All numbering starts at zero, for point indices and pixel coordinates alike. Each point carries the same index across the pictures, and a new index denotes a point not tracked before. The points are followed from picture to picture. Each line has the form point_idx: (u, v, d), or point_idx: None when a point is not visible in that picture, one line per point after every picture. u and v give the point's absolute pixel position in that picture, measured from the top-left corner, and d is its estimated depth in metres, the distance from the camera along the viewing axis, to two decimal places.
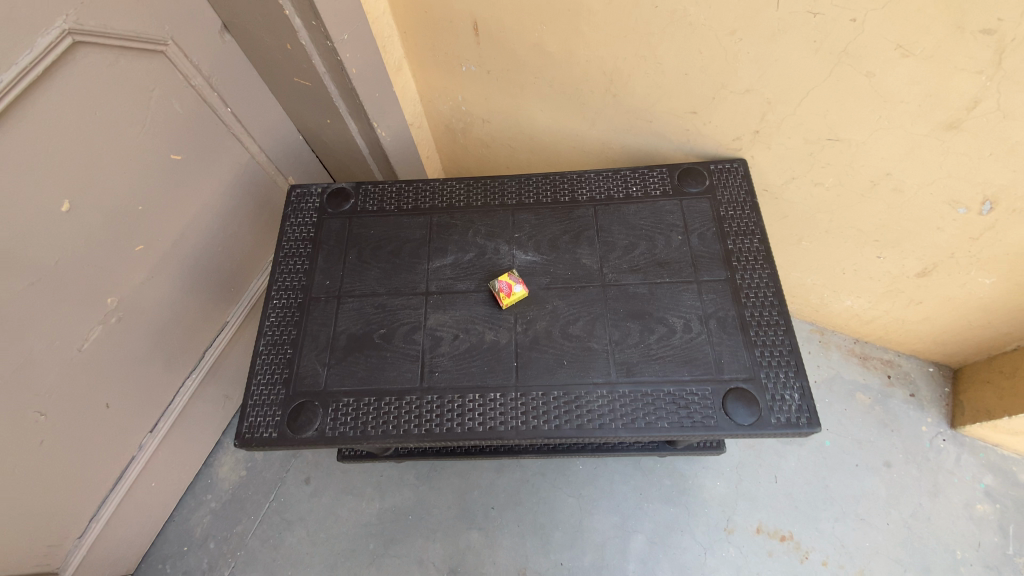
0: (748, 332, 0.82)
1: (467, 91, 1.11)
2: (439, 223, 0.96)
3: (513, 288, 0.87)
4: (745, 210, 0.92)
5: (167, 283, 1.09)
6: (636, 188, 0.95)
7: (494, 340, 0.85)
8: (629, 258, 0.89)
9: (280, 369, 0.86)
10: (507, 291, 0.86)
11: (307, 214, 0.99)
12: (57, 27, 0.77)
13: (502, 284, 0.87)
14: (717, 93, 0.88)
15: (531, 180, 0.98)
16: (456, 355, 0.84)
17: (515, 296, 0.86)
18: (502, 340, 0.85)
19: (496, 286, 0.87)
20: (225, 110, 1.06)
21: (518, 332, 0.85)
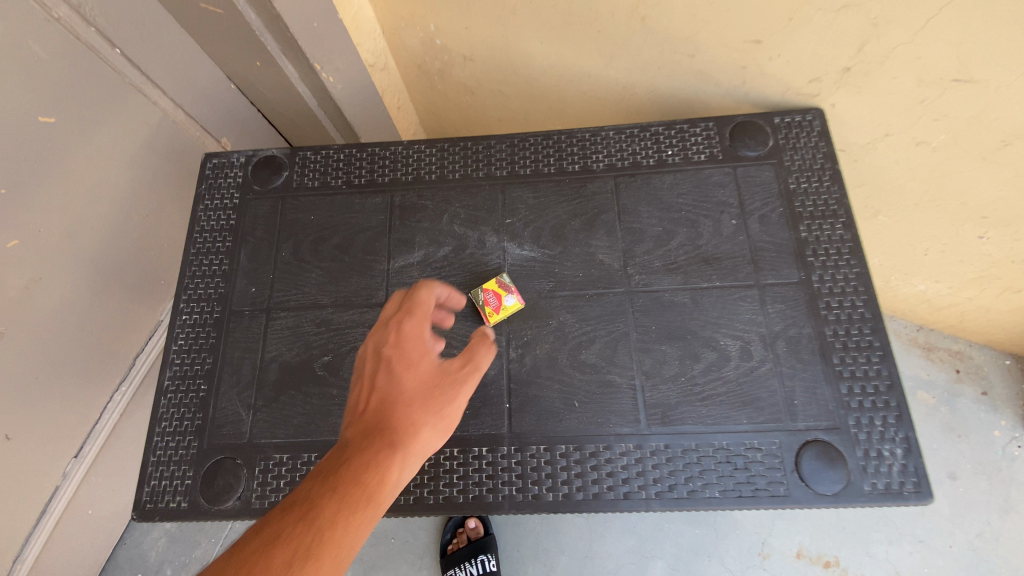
0: (830, 359, 0.59)
1: (440, 17, 0.81)
2: (402, 204, 0.71)
3: (504, 302, 0.63)
4: (823, 181, 0.67)
5: (66, 282, 0.84)
6: (673, 151, 0.69)
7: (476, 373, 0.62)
8: (663, 251, 0.65)
9: (190, 413, 0.63)
10: (495, 306, 0.63)
11: (227, 195, 0.73)
12: None
13: (488, 296, 0.63)
14: (795, 12, 0.61)
15: (526, 141, 0.71)
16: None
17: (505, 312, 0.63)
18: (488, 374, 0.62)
19: (479, 297, 0.63)
20: (111, 53, 0.80)
21: (511, 360, 0.62)
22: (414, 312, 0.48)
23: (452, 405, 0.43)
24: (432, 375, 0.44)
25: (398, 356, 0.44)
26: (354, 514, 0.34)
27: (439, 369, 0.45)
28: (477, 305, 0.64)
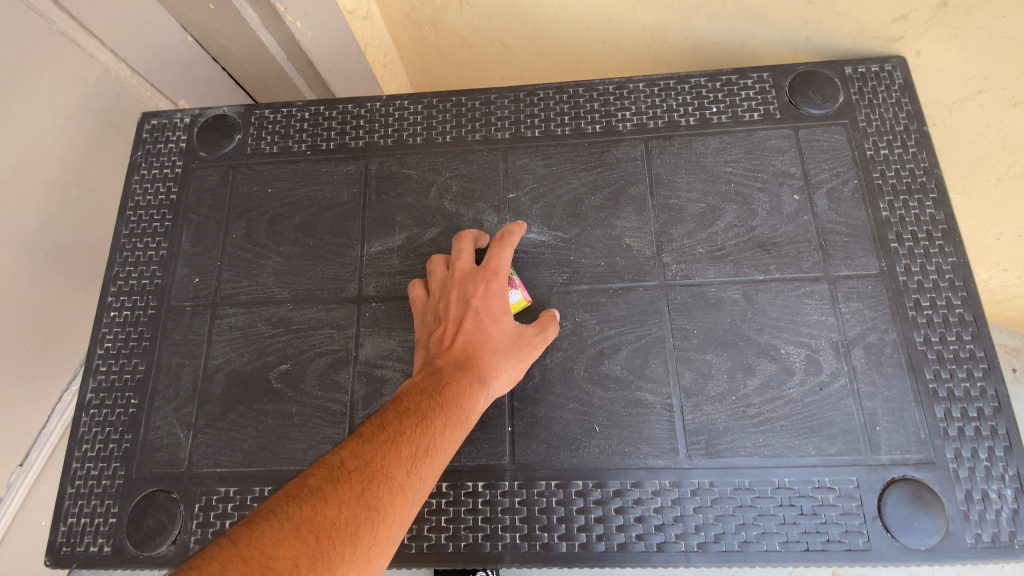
0: (922, 373, 0.46)
1: None
2: (380, 174, 0.57)
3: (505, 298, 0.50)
4: (909, 147, 0.53)
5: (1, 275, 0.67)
6: (718, 108, 0.55)
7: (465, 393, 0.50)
8: (706, 234, 0.52)
9: (116, 435, 0.51)
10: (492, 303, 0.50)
11: (168, 163, 0.60)
12: None
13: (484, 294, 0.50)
14: None
15: (534, 96, 0.57)
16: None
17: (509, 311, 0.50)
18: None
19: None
20: None
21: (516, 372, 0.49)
22: (502, 273, 0.48)
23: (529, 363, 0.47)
24: (516, 337, 0.46)
25: (485, 308, 0.46)
26: (456, 430, 0.40)
27: (518, 326, 0.47)
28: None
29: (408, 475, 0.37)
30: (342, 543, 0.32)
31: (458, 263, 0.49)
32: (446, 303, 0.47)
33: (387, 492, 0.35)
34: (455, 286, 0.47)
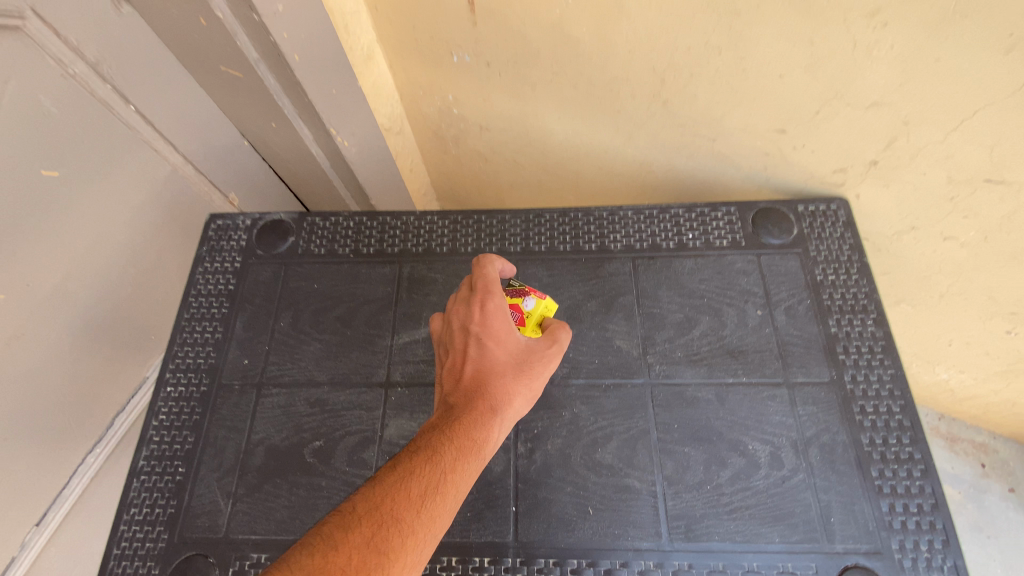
0: (869, 472, 0.54)
1: (460, 88, 0.81)
2: (411, 275, 0.68)
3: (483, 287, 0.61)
4: (852, 275, 0.64)
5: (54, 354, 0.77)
6: (693, 235, 0.67)
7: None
8: (686, 341, 0.62)
9: (162, 501, 0.58)
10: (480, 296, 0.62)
11: (229, 258, 0.70)
12: None
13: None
14: (823, 106, 0.60)
15: (543, 217, 0.69)
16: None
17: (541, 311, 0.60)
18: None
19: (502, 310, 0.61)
20: (125, 109, 0.78)
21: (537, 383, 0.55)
22: (498, 294, 0.55)
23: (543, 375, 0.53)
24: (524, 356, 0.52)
25: (486, 332, 0.52)
26: (468, 458, 0.44)
27: (524, 346, 0.53)
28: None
29: (418, 512, 0.40)
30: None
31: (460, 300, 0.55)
32: (453, 336, 0.53)
33: (396, 532, 0.39)
34: (457, 320, 0.53)
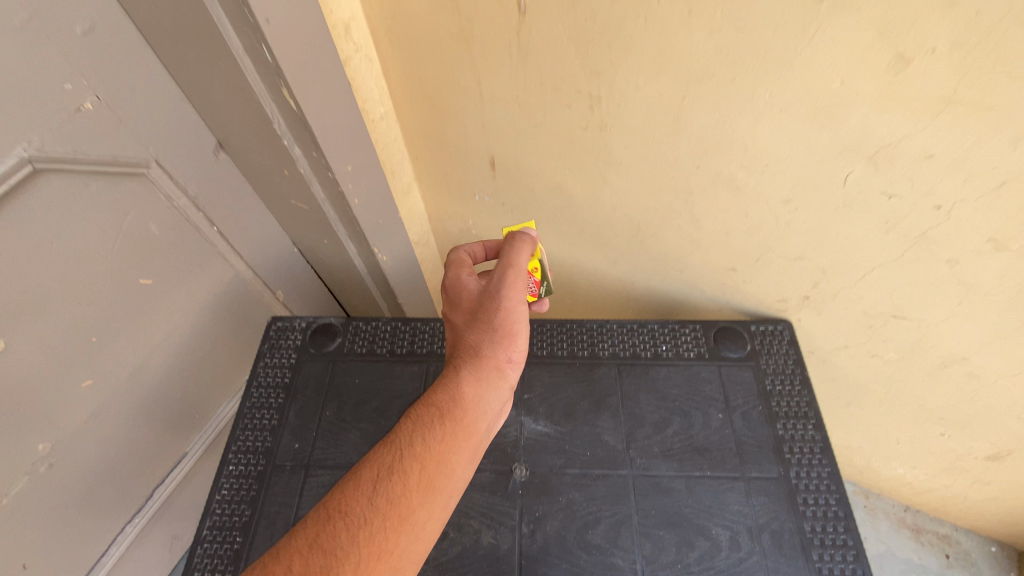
0: (810, 555, 0.66)
1: (479, 216, 1.00)
2: (436, 373, 0.82)
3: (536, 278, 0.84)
4: (796, 386, 0.79)
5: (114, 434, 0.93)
6: (667, 348, 0.83)
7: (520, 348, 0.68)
8: (661, 438, 0.75)
9: (221, 567, 0.68)
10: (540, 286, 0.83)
11: (285, 355, 0.85)
12: (17, 156, 0.66)
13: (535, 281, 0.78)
14: (761, 255, 0.77)
15: (545, 328, 0.86)
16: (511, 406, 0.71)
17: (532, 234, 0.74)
18: (522, 338, 0.67)
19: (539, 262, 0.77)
20: (210, 230, 0.96)
21: (518, 309, 0.66)
22: (454, 275, 0.71)
23: (496, 304, 0.66)
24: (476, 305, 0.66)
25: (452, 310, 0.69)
26: (423, 422, 0.57)
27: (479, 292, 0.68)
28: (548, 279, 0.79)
29: (366, 500, 0.51)
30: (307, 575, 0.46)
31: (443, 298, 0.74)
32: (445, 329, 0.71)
33: (341, 526, 0.50)
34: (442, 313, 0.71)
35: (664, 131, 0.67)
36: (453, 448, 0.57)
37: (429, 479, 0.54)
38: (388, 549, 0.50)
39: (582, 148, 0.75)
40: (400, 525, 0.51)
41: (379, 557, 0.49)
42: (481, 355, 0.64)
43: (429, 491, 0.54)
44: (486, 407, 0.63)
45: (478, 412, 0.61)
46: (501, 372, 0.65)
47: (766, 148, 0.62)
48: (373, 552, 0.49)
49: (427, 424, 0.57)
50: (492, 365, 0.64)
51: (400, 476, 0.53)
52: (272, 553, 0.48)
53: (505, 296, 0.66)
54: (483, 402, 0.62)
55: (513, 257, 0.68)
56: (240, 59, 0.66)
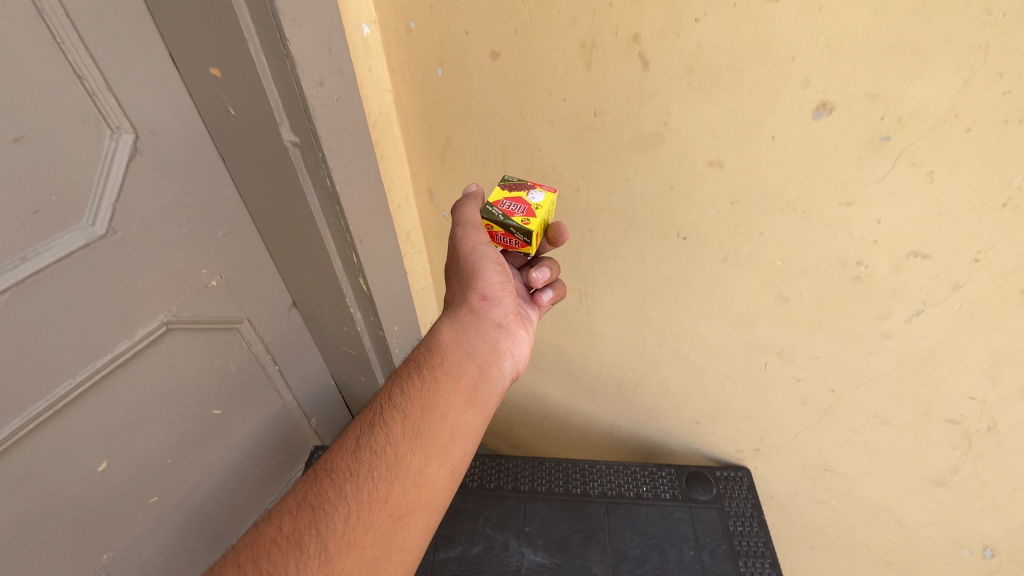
0: None
1: None
2: (452, 504, 1.00)
3: (533, 200, 0.71)
4: (755, 527, 0.94)
5: (160, 548, 1.06)
6: (646, 488, 0.99)
7: (493, 287, 0.78)
8: (641, 570, 0.89)
9: None
10: (529, 213, 0.70)
11: None
12: (157, 320, 0.90)
13: (504, 234, 0.73)
14: (717, 413, 0.97)
15: (544, 466, 1.04)
16: (509, 350, 0.81)
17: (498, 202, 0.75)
18: (492, 271, 0.76)
19: (498, 211, 0.72)
20: (272, 368, 1.18)
21: (479, 247, 0.74)
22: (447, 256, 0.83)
23: (460, 254, 0.75)
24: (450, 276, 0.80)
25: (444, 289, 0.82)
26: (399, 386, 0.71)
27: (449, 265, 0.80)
28: (512, 218, 0.70)
29: (349, 457, 0.64)
30: (299, 527, 0.58)
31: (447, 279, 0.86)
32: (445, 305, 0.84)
33: (328, 483, 0.62)
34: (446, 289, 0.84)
35: (633, 319, 0.91)
36: (431, 398, 0.69)
37: (409, 431, 0.66)
38: (377, 496, 0.61)
39: (574, 323, 1.00)
40: (384, 475, 0.63)
41: (370, 504, 0.61)
42: (455, 316, 0.78)
43: (411, 441, 0.65)
44: (464, 354, 0.76)
45: (451, 362, 0.73)
46: (478, 321, 0.78)
47: (705, 339, 0.86)
48: (361, 500, 0.61)
49: (404, 385, 0.71)
50: (463, 317, 0.77)
51: (382, 432, 0.66)
52: (267, 515, 0.60)
53: (461, 243, 0.74)
54: (458, 349, 0.75)
55: (464, 215, 0.74)
56: (332, 258, 0.93)
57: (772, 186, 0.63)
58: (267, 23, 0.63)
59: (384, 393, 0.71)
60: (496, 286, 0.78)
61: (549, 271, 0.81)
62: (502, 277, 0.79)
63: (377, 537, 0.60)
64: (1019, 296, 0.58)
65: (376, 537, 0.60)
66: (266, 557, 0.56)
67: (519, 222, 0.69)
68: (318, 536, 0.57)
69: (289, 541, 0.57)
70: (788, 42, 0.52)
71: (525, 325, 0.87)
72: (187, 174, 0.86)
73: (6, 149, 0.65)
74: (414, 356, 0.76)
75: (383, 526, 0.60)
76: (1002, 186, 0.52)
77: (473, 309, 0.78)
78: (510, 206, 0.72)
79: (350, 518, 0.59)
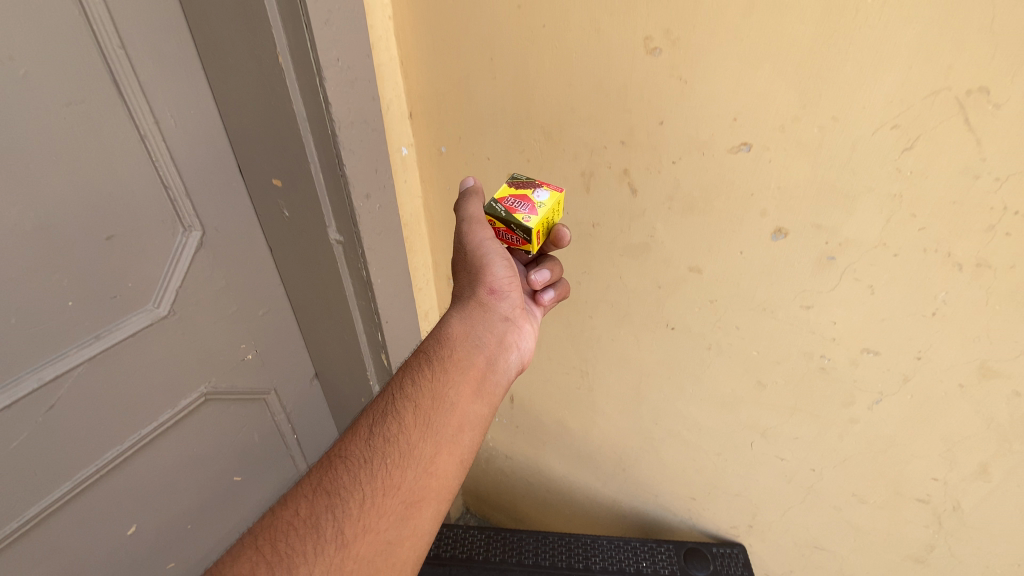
0: None
1: (497, 434, 1.31)
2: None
3: (537, 200, 0.70)
4: None
5: None
6: (646, 563, 1.04)
7: (502, 278, 0.74)
8: None
9: None
10: (532, 212, 0.69)
11: None
12: (198, 391, 0.99)
13: (507, 229, 0.72)
14: (711, 489, 1.03)
15: (547, 539, 1.10)
16: (519, 342, 0.77)
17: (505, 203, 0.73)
18: (499, 264, 0.73)
19: (502, 207, 0.71)
20: (290, 436, 1.25)
21: (486, 241, 0.72)
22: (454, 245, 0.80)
23: (465, 247, 0.72)
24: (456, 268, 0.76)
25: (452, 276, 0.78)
26: (409, 373, 0.66)
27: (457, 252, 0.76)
28: (514, 215, 0.69)
29: (361, 444, 0.58)
30: (313, 514, 0.53)
31: None
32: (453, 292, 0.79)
33: (341, 469, 0.56)
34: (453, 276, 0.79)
35: (630, 397, 1.00)
36: (442, 387, 0.64)
37: (420, 418, 0.61)
38: (391, 484, 0.56)
39: (575, 399, 1.09)
40: (399, 462, 0.57)
41: (384, 492, 0.55)
42: (465, 307, 0.73)
43: (424, 429, 0.60)
44: (474, 343, 0.71)
45: (461, 352, 0.69)
46: (488, 313, 0.73)
47: (695, 418, 0.95)
48: (375, 486, 0.56)
49: (415, 373, 0.66)
50: (473, 306, 0.73)
51: (393, 419, 0.60)
52: (281, 500, 0.55)
53: (467, 238, 0.72)
54: (468, 339, 0.71)
55: (466, 211, 0.73)
56: (360, 336, 1.04)
57: (744, 289, 0.75)
58: (329, 151, 0.78)
59: (396, 380, 0.66)
60: (504, 278, 0.74)
61: (550, 273, 0.81)
62: (512, 268, 0.75)
63: (390, 526, 0.55)
64: (959, 389, 0.68)
65: (390, 526, 0.55)
66: (278, 544, 0.51)
67: (519, 220, 0.68)
68: (332, 523, 0.53)
69: (302, 530, 0.52)
70: (746, 182, 0.66)
71: (532, 317, 0.83)
72: (239, 262, 0.98)
73: (101, 245, 0.77)
74: (422, 345, 0.71)
75: (397, 514, 0.55)
76: (929, 299, 0.64)
77: (482, 299, 0.73)
78: (514, 204, 0.71)
79: (365, 504, 0.54)
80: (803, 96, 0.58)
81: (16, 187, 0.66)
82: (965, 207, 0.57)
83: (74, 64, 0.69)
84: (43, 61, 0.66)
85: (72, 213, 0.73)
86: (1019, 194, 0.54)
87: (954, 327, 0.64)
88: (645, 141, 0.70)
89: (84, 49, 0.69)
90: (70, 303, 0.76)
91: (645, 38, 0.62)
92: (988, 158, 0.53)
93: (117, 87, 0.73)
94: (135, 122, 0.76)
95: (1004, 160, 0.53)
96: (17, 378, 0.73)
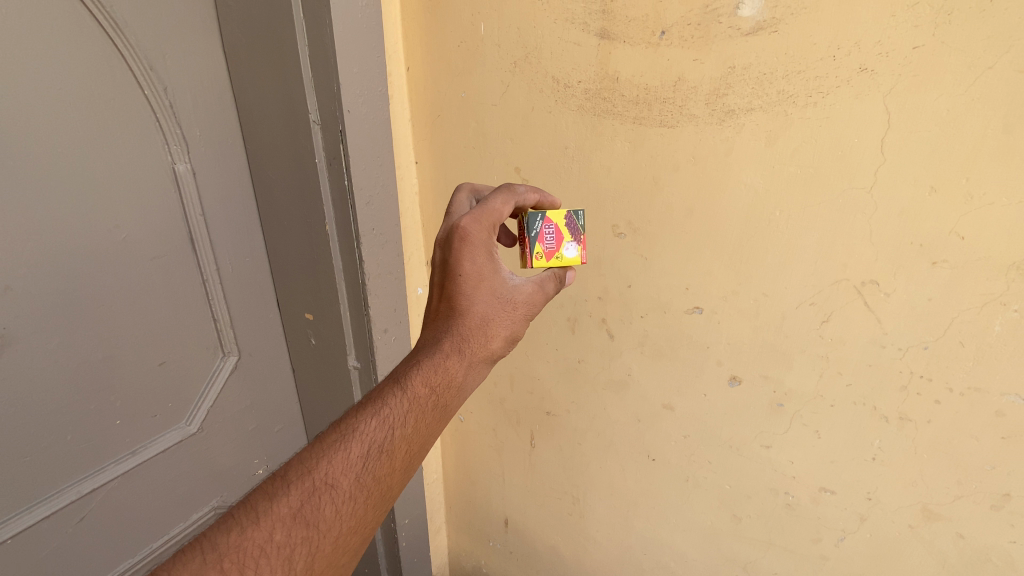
0: None
1: (491, 558, 1.31)
2: None
3: (563, 253, 0.74)
4: None
5: None
6: None
7: None
8: None
9: None
10: (541, 239, 0.73)
11: None
12: (209, 505, 1.05)
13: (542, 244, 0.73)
14: None
15: None
16: None
17: (557, 213, 0.73)
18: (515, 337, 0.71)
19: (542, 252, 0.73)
20: None
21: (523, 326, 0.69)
22: (488, 237, 0.68)
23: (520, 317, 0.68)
24: (490, 290, 0.66)
25: (476, 274, 0.66)
26: (414, 404, 0.58)
27: (501, 285, 0.67)
28: (536, 245, 0.73)
29: (353, 474, 0.52)
30: (288, 544, 0.47)
31: (474, 234, 0.66)
32: (462, 275, 0.65)
33: (327, 499, 0.50)
34: (469, 258, 0.66)
35: (619, 525, 1.05)
36: (435, 431, 0.59)
37: (408, 461, 0.56)
38: (367, 522, 0.52)
39: (567, 525, 1.13)
40: (379, 502, 0.53)
41: (358, 529, 0.51)
42: (478, 351, 0.64)
43: (406, 472, 0.56)
44: None
45: (459, 400, 0.62)
46: (488, 364, 0.66)
47: (680, 549, 0.99)
48: (352, 524, 0.51)
49: (420, 408, 0.58)
50: (489, 355, 0.66)
51: (387, 456, 0.54)
52: (251, 516, 0.48)
53: (527, 318, 0.69)
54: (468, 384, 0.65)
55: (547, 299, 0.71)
56: None
57: (711, 427, 0.85)
58: (357, 292, 0.93)
59: (399, 403, 0.57)
60: None
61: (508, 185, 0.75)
62: None
63: (348, 562, 0.51)
64: (910, 530, 0.75)
65: (348, 564, 0.51)
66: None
67: (532, 255, 0.73)
68: (305, 558, 0.47)
69: (275, 563, 0.46)
70: (702, 337, 0.79)
71: None
72: (263, 382, 1.10)
73: (154, 370, 0.90)
74: (428, 363, 0.61)
75: (356, 551, 0.52)
76: (867, 444, 0.73)
77: (493, 354, 0.66)
78: (547, 233, 0.73)
79: (340, 542, 0.50)
80: (738, 276, 0.73)
81: (98, 323, 0.80)
82: (880, 369, 0.68)
83: (164, 226, 0.86)
84: (142, 227, 0.83)
85: (137, 343, 0.86)
86: (920, 362, 0.66)
87: (893, 472, 0.73)
88: (619, 298, 0.84)
89: (174, 215, 0.87)
90: (118, 421, 0.87)
91: (613, 226, 0.79)
92: (889, 332, 0.66)
93: (192, 242, 0.90)
94: (200, 268, 0.92)
95: (902, 336, 0.66)
96: (59, 490, 0.81)
